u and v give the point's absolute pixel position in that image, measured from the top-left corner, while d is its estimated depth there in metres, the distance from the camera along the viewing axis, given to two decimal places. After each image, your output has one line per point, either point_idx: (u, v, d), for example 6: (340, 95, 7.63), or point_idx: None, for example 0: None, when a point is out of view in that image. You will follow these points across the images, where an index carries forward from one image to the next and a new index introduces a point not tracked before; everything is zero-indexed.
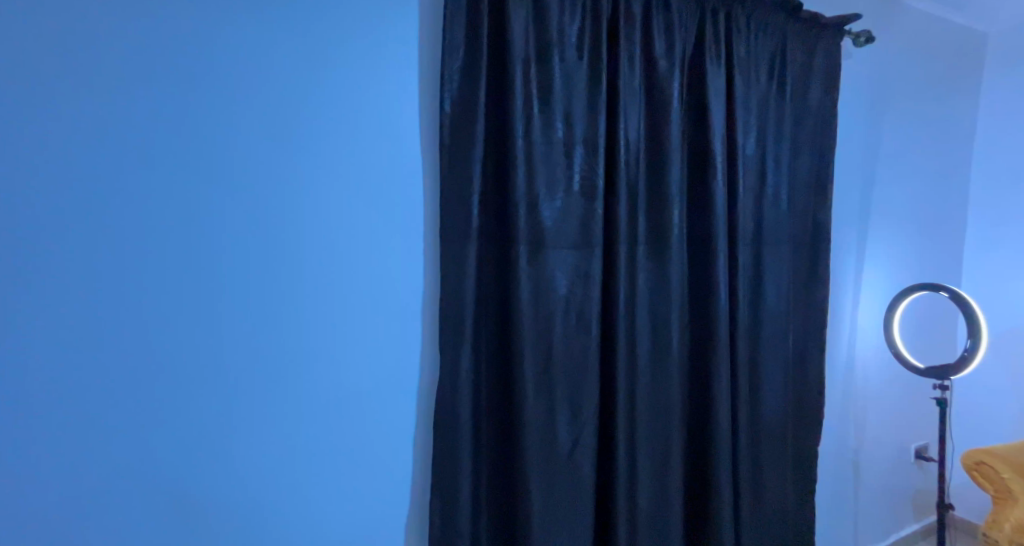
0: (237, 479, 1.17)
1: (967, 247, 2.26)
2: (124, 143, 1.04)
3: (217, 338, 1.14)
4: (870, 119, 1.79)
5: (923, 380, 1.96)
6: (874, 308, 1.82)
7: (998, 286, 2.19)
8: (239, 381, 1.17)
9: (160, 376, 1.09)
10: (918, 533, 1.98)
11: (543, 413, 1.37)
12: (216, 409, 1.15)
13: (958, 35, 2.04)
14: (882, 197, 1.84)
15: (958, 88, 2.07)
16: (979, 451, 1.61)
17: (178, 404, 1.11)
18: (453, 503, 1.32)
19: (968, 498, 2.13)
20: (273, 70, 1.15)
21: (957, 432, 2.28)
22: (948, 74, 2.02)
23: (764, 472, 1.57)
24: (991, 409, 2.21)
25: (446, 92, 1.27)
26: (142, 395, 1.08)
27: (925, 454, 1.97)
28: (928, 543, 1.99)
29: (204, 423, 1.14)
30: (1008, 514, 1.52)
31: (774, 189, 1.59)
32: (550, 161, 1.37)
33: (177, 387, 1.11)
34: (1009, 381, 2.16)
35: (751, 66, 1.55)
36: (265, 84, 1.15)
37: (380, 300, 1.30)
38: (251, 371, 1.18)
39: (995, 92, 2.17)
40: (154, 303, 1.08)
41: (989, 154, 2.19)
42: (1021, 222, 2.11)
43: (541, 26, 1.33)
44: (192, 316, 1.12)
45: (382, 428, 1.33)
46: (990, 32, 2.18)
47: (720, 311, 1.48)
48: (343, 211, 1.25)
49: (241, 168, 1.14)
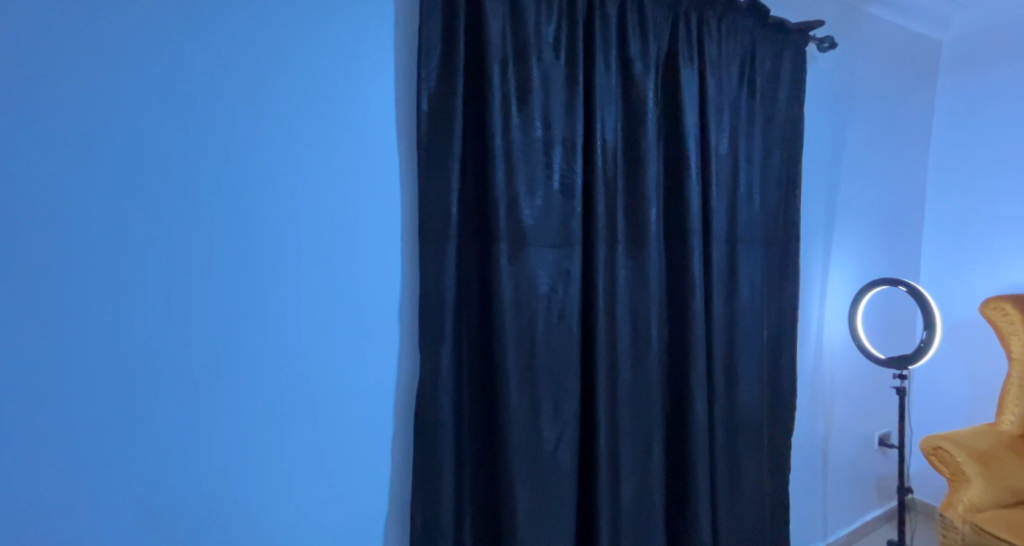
0: (217, 485, 1.15)
1: (925, 244, 2.38)
2: (95, 142, 1.01)
3: (195, 343, 1.12)
4: (834, 121, 1.86)
5: (884, 370, 2.06)
6: (840, 302, 1.90)
7: (952, 280, 2.31)
8: (215, 384, 1.14)
9: (136, 382, 1.07)
10: (881, 516, 2.08)
11: (526, 410, 1.39)
12: (193, 415, 1.12)
13: (914, 42, 2.14)
14: (845, 196, 1.92)
15: (915, 92, 2.18)
16: (937, 437, 1.69)
17: (155, 410, 1.08)
18: (435, 500, 1.33)
19: (926, 483, 2.24)
20: (248, 65, 1.13)
21: (917, 420, 2.40)
22: (905, 79, 2.11)
23: (740, 463, 1.63)
24: (947, 398, 2.33)
25: (423, 92, 1.28)
26: (117, 402, 1.05)
27: (887, 441, 2.07)
28: (890, 526, 2.09)
29: (181, 429, 1.11)
30: (961, 495, 1.61)
31: (747, 189, 1.64)
32: (530, 161, 1.39)
33: (154, 393, 1.08)
34: (963, 370, 2.28)
35: (722, 69, 1.59)
36: (240, 80, 1.13)
37: (360, 299, 1.30)
38: (228, 374, 1.15)
39: (948, 96, 2.29)
40: (127, 307, 1.05)
41: (945, 156, 2.31)
42: (973, 219, 2.24)
43: (519, 26, 1.35)
44: (166, 318, 1.09)
45: (365, 428, 1.32)
46: (943, 39, 2.30)
47: (696, 307, 1.52)
48: (320, 210, 1.23)
49: (219, 168, 1.12)
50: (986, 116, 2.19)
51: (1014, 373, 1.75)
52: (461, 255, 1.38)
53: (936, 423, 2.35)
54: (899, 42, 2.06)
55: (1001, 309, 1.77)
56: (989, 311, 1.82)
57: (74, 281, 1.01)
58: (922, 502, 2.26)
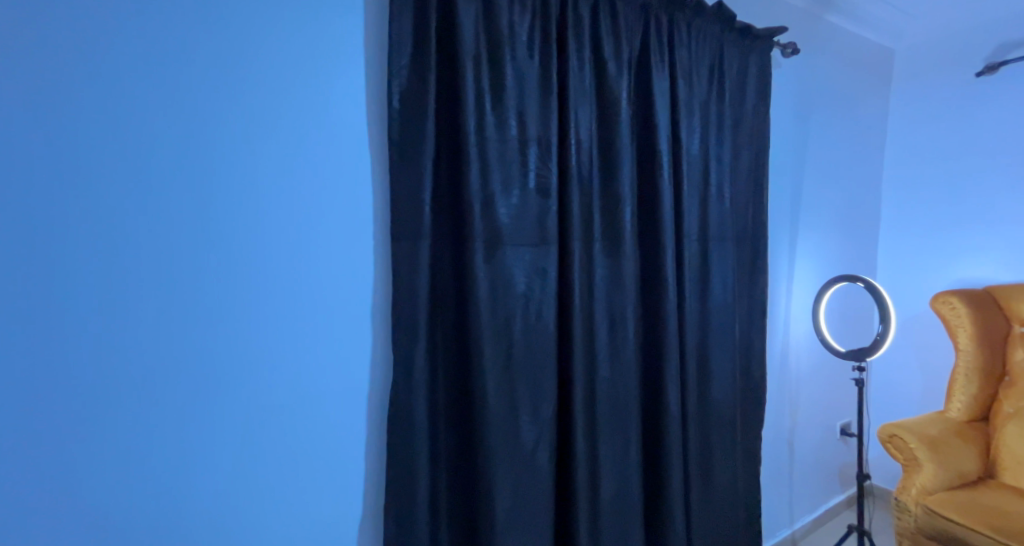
0: (191, 490, 1.12)
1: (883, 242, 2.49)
2: (52, 138, 0.98)
3: (157, 344, 1.08)
4: (797, 124, 1.93)
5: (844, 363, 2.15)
6: (805, 299, 1.97)
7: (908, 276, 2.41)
8: (179, 386, 1.10)
9: (95, 385, 1.04)
10: (841, 502, 2.17)
11: (503, 410, 1.39)
12: (160, 419, 1.09)
13: (872, 51, 2.24)
14: (807, 196, 1.99)
15: (872, 98, 2.28)
16: (892, 425, 1.79)
17: (121, 414, 1.06)
18: (411, 501, 1.31)
19: (885, 469, 2.34)
20: (210, 58, 1.09)
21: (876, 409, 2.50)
22: (863, 86, 2.21)
23: (714, 455, 1.67)
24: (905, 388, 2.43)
25: (395, 88, 1.25)
26: (82, 407, 1.03)
27: (848, 430, 2.16)
28: (850, 511, 2.18)
29: (151, 435, 1.08)
30: (914, 481, 1.71)
31: (718, 189, 1.68)
32: (505, 159, 1.39)
33: (120, 397, 1.06)
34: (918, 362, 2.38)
35: (692, 71, 1.63)
36: (202, 74, 1.09)
37: (332, 298, 1.26)
38: (192, 375, 1.12)
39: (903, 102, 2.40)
40: (92, 310, 1.03)
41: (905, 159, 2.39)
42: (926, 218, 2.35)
43: (492, 25, 1.35)
44: (125, 317, 1.05)
45: (341, 430, 1.29)
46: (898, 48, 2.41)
47: (669, 305, 1.55)
48: (289, 207, 1.20)
49: (186, 166, 1.09)
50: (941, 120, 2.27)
51: (960, 364, 1.86)
52: (436, 254, 1.37)
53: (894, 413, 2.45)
54: (856, 51, 2.16)
55: (949, 304, 1.87)
56: (938, 305, 1.92)
57: (38, 284, 0.99)
58: (881, 488, 2.36)
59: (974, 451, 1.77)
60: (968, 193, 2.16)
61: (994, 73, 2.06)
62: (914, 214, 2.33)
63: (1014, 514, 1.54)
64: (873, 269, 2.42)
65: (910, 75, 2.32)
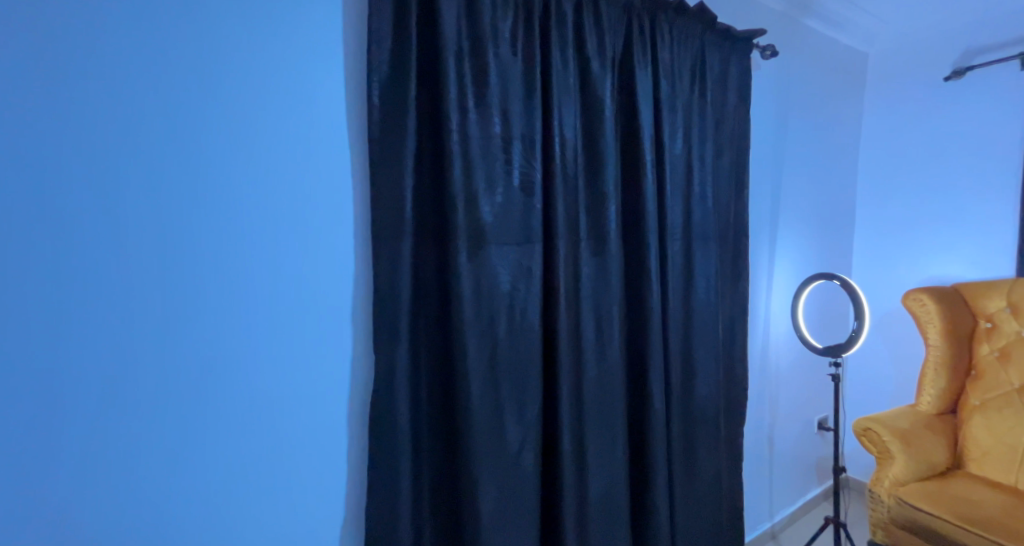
0: (168, 493, 1.11)
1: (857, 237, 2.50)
2: (21, 135, 0.96)
3: (131, 345, 1.06)
4: (775, 126, 1.97)
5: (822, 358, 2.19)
6: (784, 296, 2.01)
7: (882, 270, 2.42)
8: (153, 387, 1.08)
9: (67, 386, 1.02)
10: (819, 495, 2.21)
11: (489, 411, 1.38)
12: (134, 420, 1.07)
13: (848, 55, 2.29)
14: (785, 197, 2.03)
15: (847, 101, 2.33)
16: (867, 419, 1.85)
17: (94, 415, 1.04)
18: (393, 504, 1.28)
19: (860, 462, 2.40)
20: (184, 54, 1.07)
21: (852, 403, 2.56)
22: (838, 89, 2.26)
23: (698, 453, 1.68)
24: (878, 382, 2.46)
25: (375, 84, 1.23)
26: (56, 407, 1.01)
27: (825, 424, 2.20)
28: (827, 503, 2.23)
29: (126, 438, 1.07)
30: (887, 472, 1.77)
31: (701, 189, 1.70)
32: (489, 156, 1.38)
33: (94, 397, 1.04)
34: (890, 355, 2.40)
35: (674, 72, 1.64)
36: (176, 71, 1.07)
37: (310, 298, 1.23)
38: (166, 377, 1.09)
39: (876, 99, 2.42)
40: (66, 312, 1.01)
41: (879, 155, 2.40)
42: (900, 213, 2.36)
43: (474, 22, 1.34)
44: (99, 318, 1.03)
45: (322, 432, 1.27)
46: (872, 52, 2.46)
47: (653, 304, 1.56)
48: (265, 205, 1.17)
49: (162, 166, 1.07)
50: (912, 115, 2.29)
51: (931, 358, 1.93)
52: (418, 253, 1.35)
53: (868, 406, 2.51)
54: (832, 55, 2.21)
55: (919, 301, 1.94)
56: (909, 302, 1.98)
57: (8, 283, 0.97)
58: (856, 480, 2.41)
59: (944, 442, 1.84)
60: (940, 195, 2.24)
61: (962, 77, 2.13)
62: (885, 215, 2.40)
63: (979, 502, 1.61)
64: (849, 268, 2.49)
65: (883, 79, 2.38)
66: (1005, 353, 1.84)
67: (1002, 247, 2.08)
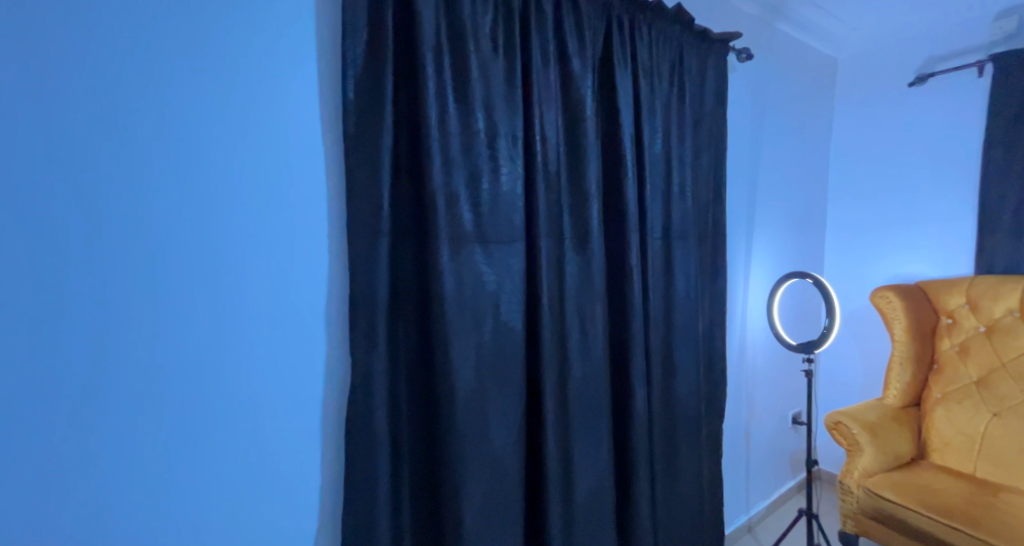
0: (139, 490, 1.10)
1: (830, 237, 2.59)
2: None
3: (101, 341, 1.05)
4: (751, 127, 2.01)
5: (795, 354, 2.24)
6: (760, 295, 2.05)
7: (852, 269, 2.51)
8: (124, 384, 1.08)
9: (37, 381, 1.01)
10: (792, 488, 2.27)
11: (473, 411, 1.36)
12: (105, 417, 1.06)
13: (818, 59, 2.36)
14: (760, 198, 2.07)
15: (817, 103, 2.39)
16: (837, 413, 1.91)
17: (64, 411, 1.03)
18: (371, 505, 1.27)
19: (831, 454, 2.46)
20: (155, 52, 1.07)
21: (823, 397, 2.63)
22: (809, 92, 2.33)
23: (680, 450, 1.70)
24: (847, 377, 2.55)
25: (349, 77, 1.21)
26: (25, 403, 1.00)
27: (799, 419, 2.26)
28: (799, 496, 2.29)
29: (96, 438, 1.06)
30: (856, 464, 1.83)
31: (680, 189, 1.71)
32: (471, 154, 1.36)
33: (64, 394, 1.03)
34: (858, 350, 2.49)
35: (654, 72, 1.65)
36: (148, 68, 1.06)
37: (284, 296, 1.23)
38: (137, 374, 1.09)
39: (845, 104, 2.50)
40: (34, 312, 1.00)
41: (849, 158, 2.49)
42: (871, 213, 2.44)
43: (453, 17, 1.32)
44: (69, 313, 1.03)
45: (297, 433, 1.26)
46: (841, 58, 2.50)
47: (634, 302, 1.56)
48: (239, 203, 1.16)
49: (134, 162, 1.06)
50: (878, 120, 2.39)
51: (896, 353, 2.01)
52: (396, 250, 1.32)
53: (838, 400, 2.58)
54: (803, 59, 2.27)
55: (886, 298, 2.01)
56: (876, 299, 2.06)
57: None
58: (827, 472, 2.48)
59: (908, 434, 1.91)
60: (903, 196, 2.33)
61: (925, 82, 2.22)
62: (855, 215, 2.48)
63: (942, 492, 1.68)
64: (821, 266, 2.57)
65: (851, 84, 2.46)
66: (964, 348, 1.94)
67: (959, 245, 2.18)
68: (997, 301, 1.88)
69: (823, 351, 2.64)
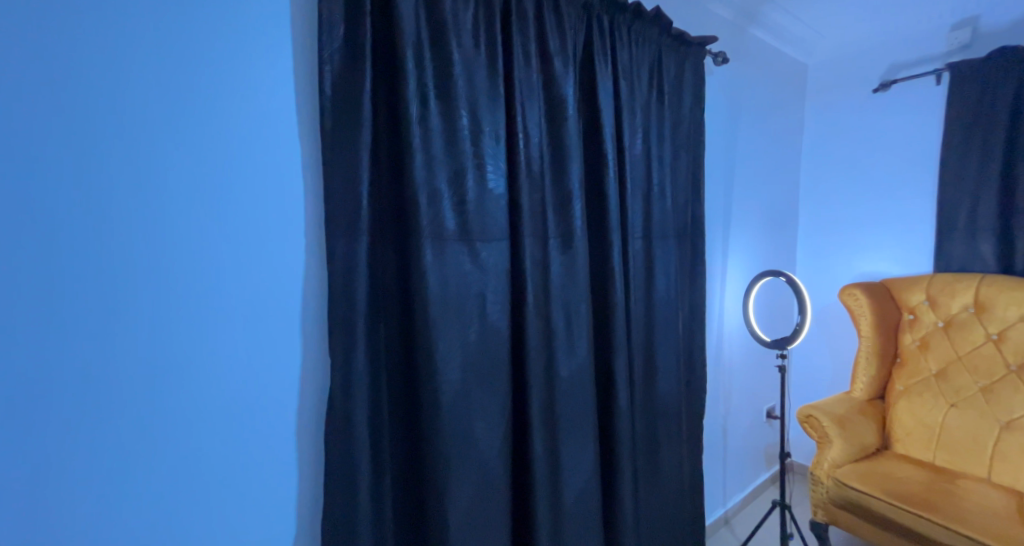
0: (111, 496, 1.06)
1: (800, 237, 2.67)
2: None
3: (70, 343, 1.02)
4: (726, 129, 2.06)
5: (769, 350, 2.31)
6: (736, 292, 2.11)
7: (822, 267, 2.60)
8: (95, 389, 1.04)
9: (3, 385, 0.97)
10: (766, 480, 2.33)
11: (458, 413, 1.35)
12: (75, 422, 1.03)
13: (788, 65, 2.44)
14: (736, 198, 2.13)
15: (789, 108, 2.47)
16: (809, 406, 1.97)
17: (32, 415, 1.00)
18: (352, 509, 1.24)
19: (802, 447, 2.54)
20: (126, 45, 1.03)
21: (795, 391, 2.71)
22: (781, 96, 2.40)
23: (661, 447, 1.73)
24: (816, 371, 2.64)
25: (325, 73, 1.18)
26: None
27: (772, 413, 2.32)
28: (773, 488, 2.35)
29: (65, 444, 1.02)
30: (825, 456, 1.90)
31: (660, 189, 1.74)
32: (454, 153, 1.35)
33: (31, 398, 0.99)
34: (826, 345, 2.59)
35: (633, 73, 1.67)
36: (118, 63, 1.03)
37: (260, 297, 1.19)
38: (108, 378, 1.05)
39: (813, 109, 2.59)
40: (2, 318, 0.97)
41: (817, 161, 2.59)
42: (839, 213, 2.53)
43: (435, 14, 1.30)
44: (36, 315, 0.99)
45: (278, 438, 1.22)
46: (810, 64, 2.59)
47: (617, 301, 1.58)
48: (214, 201, 1.13)
49: (104, 159, 1.03)
50: (844, 124, 2.49)
51: (862, 349, 2.10)
52: (377, 250, 1.30)
53: (808, 393, 2.67)
54: (776, 65, 2.34)
55: (853, 295, 2.09)
56: (844, 296, 2.14)
57: None
58: (798, 463, 2.56)
59: (873, 425, 2.00)
60: (868, 198, 2.43)
61: (887, 89, 2.32)
62: (825, 215, 2.57)
63: (903, 480, 1.77)
64: (791, 265, 2.65)
65: (820, 89, 2.55)
66: (924, 342, 2.04)
67: (920, 244, 2.29)
68: (954, 298, 1.99)
69: (794, 347, 2.73)
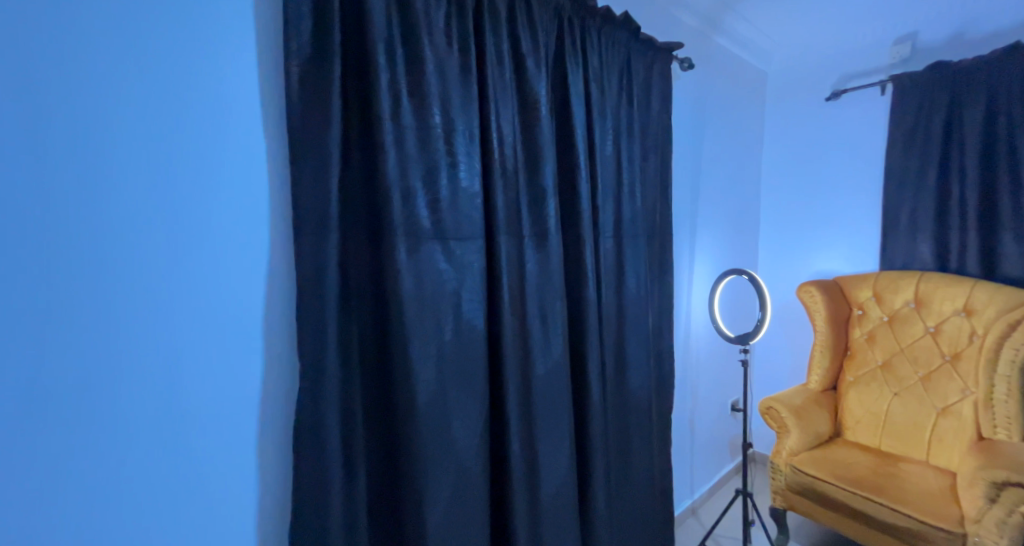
0: (65, 508, 1.00)
1: (761, 235, 2.79)
2: None
3: (20, 350, 0.96)
4: (692, 132, 2.13)
5: (733, 345, 2.41)
6: (702, 289, 2.18)
7: (783, 264, 2.72)
8: (48, 398, 0.99)
9: None
10: (730, 470, 2.42)
11: (434, 414, 1.34)
12: (26, 432, 0.97)
13: (749, 72, 2.54)
14: (701, 199, 2.20)
15: (750, 112, 2.58)
16: (770, 399, 2.07)
17: None
18: (325, 516, 1.21)
19: (763, 436, 2.65)
20: (79, 36, 0.98)
21: (756, 383, 2.83)
22: (743, 101, 2.50)
23: (632, 440, 1.78)
24: (775, 364, 2.76)
25: (292, 67, 1.15)
26: None
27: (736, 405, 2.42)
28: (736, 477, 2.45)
29: (16, 456, 0.97)
30: (783, 445, 1.99)
31: (630, 189, 1.78)
32: (427, 151, 1.34)
33: None
34: (784, 338, 2.71)
35: (603, 75, 1.70)
36: (71, 55, 0.98)
37: (225, 299, 1.14)
38: (63, 386, 1.00)
39: (773, 114, 2.71)
40: None
41: (776, 163, 2.71)
42: (795, 213, 2.66)
43: (406, 12, 1.29)
44: None
45: (248, 445, 1.18)
46: (770, 72, 2.70)
47: (589, 299, 1.61)
48: (176, 198, 1.08)
49: (58, 155, 0.98)
50: (801, 129, 2.61)
51: (817, 343, 2.21)
52: (350, 249, 1.27)
53: (768, 385, 2.79)
54: (738, 71, 2.44)
55: (809, 293, 2.21)
56: (801, 293, 2.26)
57: None
58: (760, 453, 2.67)
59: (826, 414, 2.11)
60: (821, 199, 2.57)
61: (839, 98, 2.46)
62: (784, 215, 2.70)
63: (853, 465, 1.88)
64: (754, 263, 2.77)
65: (779, 95, 2.68)
66: (872, 336, 2.18)
67: (867, 243, 2.43)
68: (897, 294, 2.14)
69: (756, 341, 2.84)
